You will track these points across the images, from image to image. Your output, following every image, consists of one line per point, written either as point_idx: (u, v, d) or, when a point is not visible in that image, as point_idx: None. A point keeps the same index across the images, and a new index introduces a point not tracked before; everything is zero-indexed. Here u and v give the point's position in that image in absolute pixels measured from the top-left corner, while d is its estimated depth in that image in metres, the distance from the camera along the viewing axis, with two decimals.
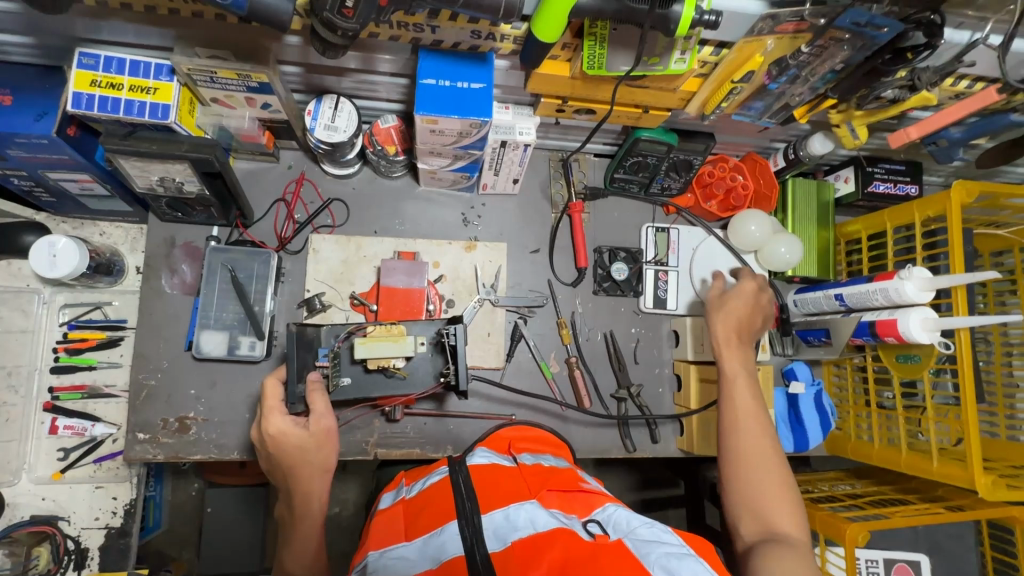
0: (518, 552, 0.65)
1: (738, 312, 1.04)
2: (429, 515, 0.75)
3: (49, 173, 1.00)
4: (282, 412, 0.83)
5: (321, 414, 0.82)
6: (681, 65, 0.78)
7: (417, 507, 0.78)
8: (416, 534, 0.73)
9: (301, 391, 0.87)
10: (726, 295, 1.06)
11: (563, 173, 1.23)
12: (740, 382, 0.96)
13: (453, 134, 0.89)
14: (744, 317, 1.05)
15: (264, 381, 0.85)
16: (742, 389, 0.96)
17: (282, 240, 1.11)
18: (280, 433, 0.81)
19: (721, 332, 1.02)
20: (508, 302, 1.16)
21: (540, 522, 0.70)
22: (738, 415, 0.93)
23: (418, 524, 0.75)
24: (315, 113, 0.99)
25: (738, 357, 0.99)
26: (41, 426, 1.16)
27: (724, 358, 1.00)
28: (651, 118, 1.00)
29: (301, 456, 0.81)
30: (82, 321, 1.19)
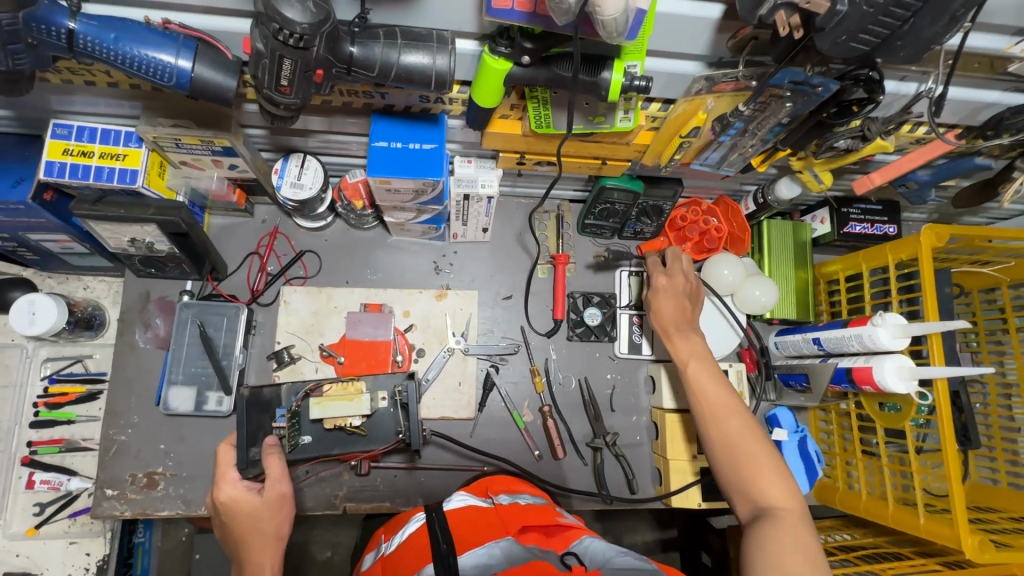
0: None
1: (666, 306, 1.04)
2: (407, 560, 0.71)
3: (30, 235, 1.04)
4: (237, 475, 0.82)
5: (277, 479, 0.81)
6: (626, 123, 0.78)
7: (393, 557, 0.74)
8: None
9: (255, 456, 0.87)
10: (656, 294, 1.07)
11: (554, 226, 1.24)
12: (693, 367, 0.94)
13: (409, 192, 0.90)
14: (675, 308, 1.04)
15: (216, 446, 0.84)
16: (700, 368, 0.94)
17: (254, 293, 1.13)
18: (234, 499, 0.80)
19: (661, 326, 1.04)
20: (479, 351, 1.15)
21: (515, 557, 0.68)
22: (700, 401, 0.90)
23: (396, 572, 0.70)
24: (281, 171, 1.01)
25: (683, 346, 0.99)
26: (19, 481, 1.17)
27: (673, 345, 1.00)
28: (611, 168, 1.00)
29: (251, 525, 0.79)
30: (62, 374, 1.21)
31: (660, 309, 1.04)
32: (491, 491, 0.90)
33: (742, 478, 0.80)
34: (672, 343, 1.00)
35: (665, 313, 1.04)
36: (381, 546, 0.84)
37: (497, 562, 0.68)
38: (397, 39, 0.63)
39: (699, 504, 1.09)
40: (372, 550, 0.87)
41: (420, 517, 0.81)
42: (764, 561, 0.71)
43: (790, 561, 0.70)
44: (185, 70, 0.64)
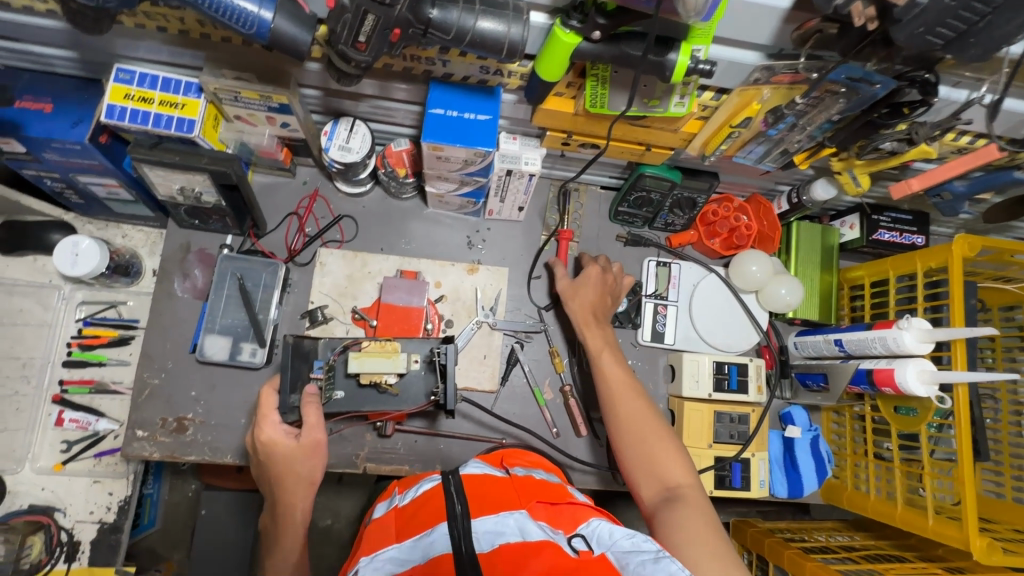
0: (506, 556, 0.64)
1: (589, 296, 1.12)
2: (423, 517, 0.73)
3: (80, 176, 1.06)
4: (276, 420, 0.88)
5: (313, 427, 0.86)
6: (680, 108, 0.80)
7: (409, 511, 0.77)
8: (407, 535, 0.73)
9: (294, 402, 0.91)
10: (578, 284, 1.14)
11: (560, 202, 1.24)
12: (603, 355, 1.05)
13: (458, 161, 0.92)
14: (596, 299, 1.13)
15: (260, 389, 0.88)
16: (609, 359, 1.04)
17: (291, 252, 1.15)
18: (269, 442, 0.86)
19: (579, 314, 1.11)
20: (506, 326, 1.17)
21: (529, 533, 0.68)
22: (610, 385, 1.01)
23: (410, 527, 0.73)
24: (331, 134, 1.03)
25: (598, 334, 1.09)
26: (48, 418, 1.20)
27: (586, 335, 1.09)
28: (654, 155, 1.02)
29: (287, 466, 0.86)
30: (96, 318, 1.24)
31: (582, 298, 1.12)
32: (507, 464, 0.89)
33: (648, 459, 0.90)
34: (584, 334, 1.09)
35: (586, 303, 1.12)
36: (395, 499, 0.85)
37: (508, 530, 0.69)
38: (476, 5, 0.65)
39: (711, 491, 1.11)
40: (386, 500, 0.89)
41: (435, 477, 0.82)
42: (675, 529, 0.78)
43: (694, 527, 0.77)
44: (265, 21, 0.67)
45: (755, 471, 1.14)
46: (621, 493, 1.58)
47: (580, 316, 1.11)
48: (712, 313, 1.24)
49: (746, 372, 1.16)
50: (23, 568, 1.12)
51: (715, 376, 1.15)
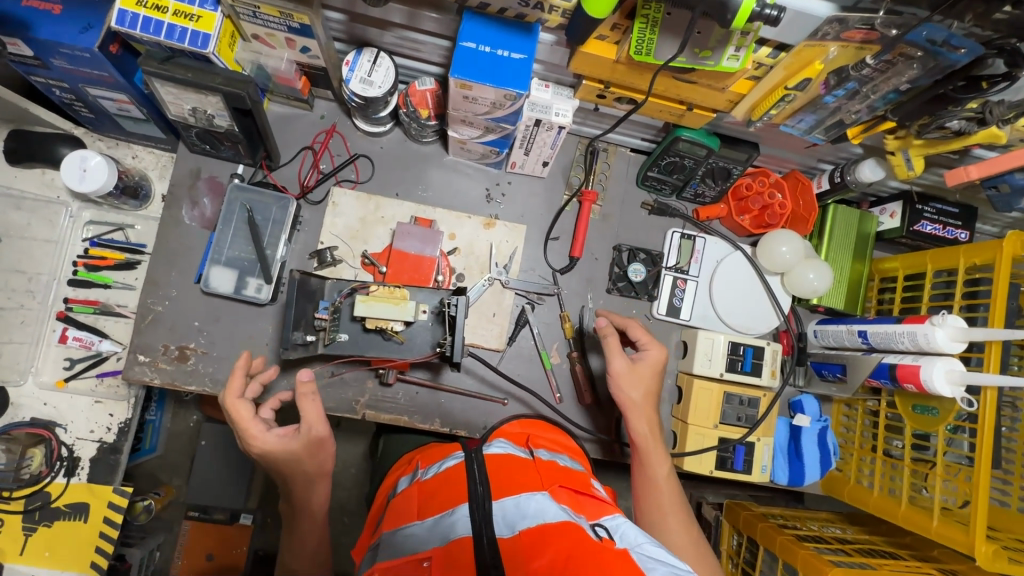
0: (525, 540, 0.63)
1: (649, 380, 1.00)
2: (444, 495, 0.73)
3: (89, 88, 1.02)
4: (263, 430, 0.86)
5: (313, 423, 0.87)
6: (733, 62, 0.74)
7: (431, 488, 0.76)
8: (428, 513, 0.72)
9: (297, 339, 0.91)
10: (637, 363, 1.01)
11: (587, 160, 1.18)
12: (653, 452, 0.96)
13: (486, 104, 0.86)
14: (652, 385, 1.01)
15: (226, 404, 0.86)
16: (658, 458, 0.95)
17: (304, 188, 1.10)
18: (268, 450, 0.86)
19: (637, 397, 0.99)
20: (519, 285, 1.13)
21: (548, 514, 0.67)
22: (656, 493, 0.92)
23: (431, 507, 0.73)
24: (352, 64, 0.97)
25: (650, 423, 0.98)
26: (53, 334, 1.20)
27: (639, 425, 0.97)
28: (694, 117, 0.95)
29: (294, 466, 0.88)
30: (104, 239, 1.22)
31: (642, 380, 1.00)
32: (531, 442, 0.87)
33: None
34: (634, 422, 0.98)
35: (644, 385, 1.00)
36: (418, 472, 0.85)
37: (527, 514, 0.68)
38: None
39: (710, 471, 1.09)
40: (409, 472, 0.89)
41: (459, 455, 0.82)
42: None
43: None
44: None
45: (758, 455, 1.11)
46: (616, 465, 1.57)
47: (633, 402, 0.98)
48: (734, 292, 1.19)
49: (761, 356, 1.12)
50: (24, 478, 1.15)
51: (728, 357, 1.11)
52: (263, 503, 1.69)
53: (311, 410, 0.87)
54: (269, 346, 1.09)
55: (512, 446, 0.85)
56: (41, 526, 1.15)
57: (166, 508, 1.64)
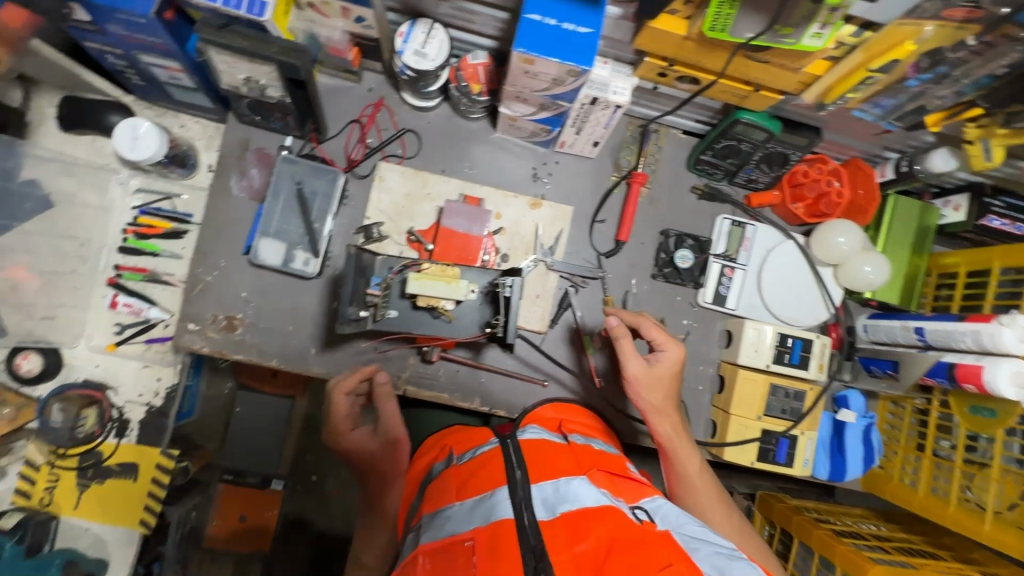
0: (568, 523, 0.63)
1: (668, 381, 0.96)
2: (481, 478, 0.72)
3: (142, 55, 1.02)
4: (350, 429, 1.00)
5: (394, 424, 1.00)
6: (815, 41, 0.70)
7: (467, 473, 0.76)
8: (467, 496, 0.71)
9: (352, 314, 0.89)
10: (653, 366, 0.95)
11: (638, 141, 1.15)
12: (680, 451, 0.94)
13: (546, 79, 0.83)
14: (670, 384, 0.96)
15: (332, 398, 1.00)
16: (688, 453, 0.94)
17: (351, 162, 1.10)
18: (353, 447, 0.98)
19: (655, 400, 0.95)
20: (563, 267, 1.12)
21: (586, 496, 0.66)
22: (692, 493, 0.91)
23: (471, 492, 0.72)
24: (407, 36, 0.95)
25: (672, 421, 0.96)
26: (103, 300, 1.23)
27: (661, 427, 0.95)
28: (759, 99, 0.91)
29: (376, 462, 0.98)
30: (152, 208, 1.23)
31: (660, 382, 0.95)
32: (564, 428, 0.86)
33: None
34: (655, 424, 0.96)
35: (663, 386, 0.95)
36: (452, 458, 0.84)
37: (567, 498, 0.67)
38: None
39: (751, 462, 1.08)
40: (443, 456, 0.88)
41: (494, 441, 0.81)
42: None
43: None
44: None
45: (801, 449, 1.10)
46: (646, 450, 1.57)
47: (653, 406, 0.95)
48: (783, 283, 1.16)
49: (810, 349, 1.10)
50: (78, 437, 1.18)
51: (776, 349, 1.09)
52: (295, 470, 1.75)
53: (390, 411, 1.01)
54: (315, 320, 1.10)
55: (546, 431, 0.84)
56: (93, 483, 1.20)
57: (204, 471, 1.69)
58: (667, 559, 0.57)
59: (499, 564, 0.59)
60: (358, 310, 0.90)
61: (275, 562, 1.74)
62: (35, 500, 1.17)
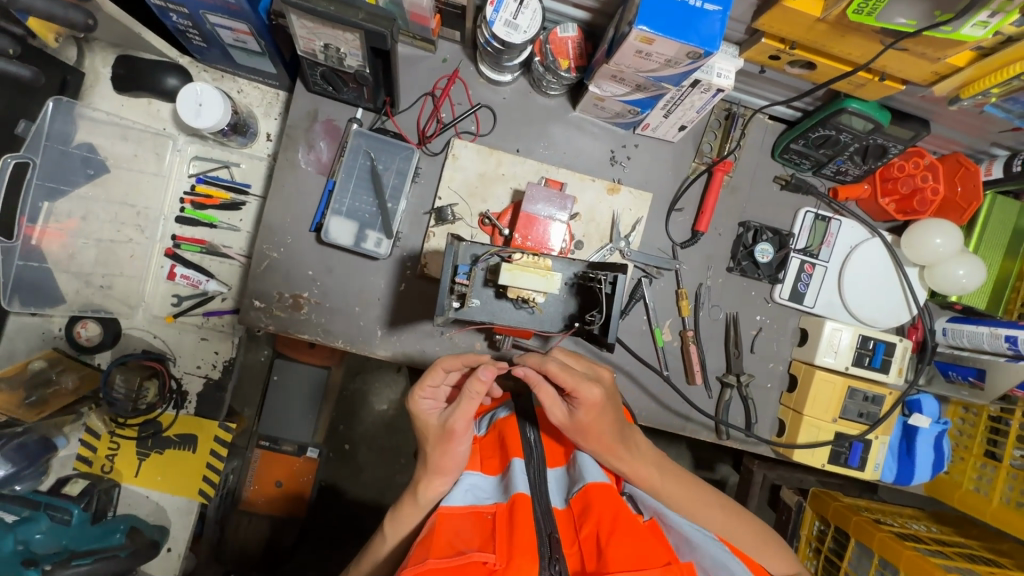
0: (577, 506, 0.73)
1: (598, 426, 0.75)
2: (502, 454, 0.81)
3: (210, 15, 0.95)
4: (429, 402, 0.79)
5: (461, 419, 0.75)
6: (976, 31, 0.65)
7: (487, 442, 0.85)
8: (490, 469, 0.80)
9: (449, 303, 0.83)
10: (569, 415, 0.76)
11: (724, 126, 1.09)
12: (649, 477, 0.81)
13: (659, 60, 0.77)
14: (603, 426, 0.76)
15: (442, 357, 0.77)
16: (649, 476, 0.81)
17: (424, 138, 1.05)
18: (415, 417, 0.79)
19: (594, 445, 0.78)
20: (639, 258, 1.08)
21: (591, 476, 0.76)
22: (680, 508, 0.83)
23: (492, 461, 0.81)
24: (498, 4, 0.88)
25: (629, 455, 0.79)
26: (161, 270, 1.20)
27: (620, 465, 0.80)
28: (878, 88, 0.84)
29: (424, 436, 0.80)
30: (209, 176, 1.19)
31: (589, 428, 0.76)
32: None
33: None
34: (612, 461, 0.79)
35: (596, 430, 0.76)
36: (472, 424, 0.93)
37: (574, 481, 0.78)
38: None
39: (822, 464, 1.07)
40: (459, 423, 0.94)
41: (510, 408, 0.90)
42: None
43: None
44: None
45: (873, 453, 1.08)
46: None
47: (600, 448, 0.78)
48: (866, 281, 1.11)
49: (892, 352, 1.06)
50: (140, 408, 1.19)
51: (857, 351, 1.06)
52: (328, 439, 1.72)
53: (468, 408, 0.75)
54: (381, 301, 1.07)
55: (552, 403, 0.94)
56: (153, 453, 1.21)
57: (238, 436, 1.62)
58: (663, 556, 0.66)
59: (519, 537, 0.65)
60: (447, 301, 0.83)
61: (310, 529, 1.69)
62: (97, 467, 1.19)
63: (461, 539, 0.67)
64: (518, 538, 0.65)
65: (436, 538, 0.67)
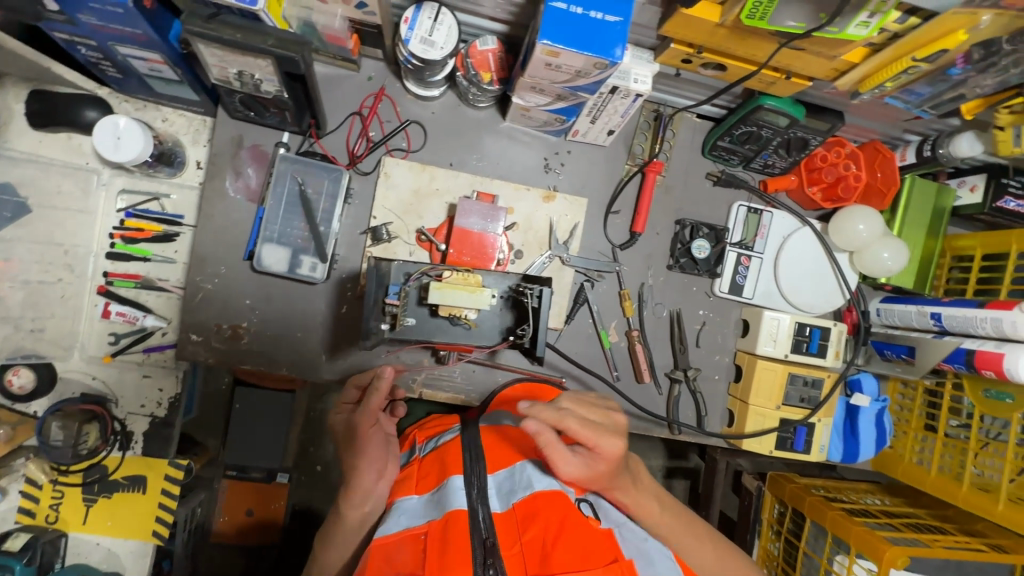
0: (519, 510, 0.69)
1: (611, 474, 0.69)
2: (441, 469, 0.78)
3: (119, 46, 0.92)
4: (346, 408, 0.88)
5: (369, 412, 0.81)
6: (861, 30, 0.67)
7: (427, 462, 0.83)
8: (426, 488, 0.78)
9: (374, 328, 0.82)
10: (579, 466, 0.68)
11: (652, 127, 1.11)
12: (649, 515, 0.78)
13: (569, 71, 0.78)
14: (616, 477, 0.70)
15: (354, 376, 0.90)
16: (647, 509, 0.78)
17: (353, 158, 1.04)
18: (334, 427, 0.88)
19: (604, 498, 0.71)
20: (579, 263, 1.09)
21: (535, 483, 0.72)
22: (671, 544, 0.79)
23: (432, 480, 0.78)
24: (412, 22, 0.87)
25: (627, 493, 0.75)
26: (94, 309, 1.16)
27: (624, 502, 0.76)
28: (787, 86, 0.87)
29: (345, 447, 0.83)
30: (139, 209, 1.16)
31: (598, 477, 0.69)
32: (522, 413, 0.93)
33: None
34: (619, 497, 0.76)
35: (605, 479, 0.70)
36: (417, 448, 0.90)
37: (519, 487, 0.73)
38: None
39: (770, 451, 1.09)
40: (408, 448, 0.93)
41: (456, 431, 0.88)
42: None
43: None
44: None
45: (818, 435, 1.11)
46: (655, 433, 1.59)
47: (609, 487, 0.74)
48: (800, 270, 1.15)
49: (828, 337, 1.10)
50: (82, 453, 1.14)
51: (794, 338, 1.09)
52: None
53: (373, 402, 0.81)
54: (324, 325, 1.06)
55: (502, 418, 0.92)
56: (101, 498, 1.17)
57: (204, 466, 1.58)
58: (609, 553, 0.63)
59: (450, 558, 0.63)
60: (379, 323, 0.83)
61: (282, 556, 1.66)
62: (41, 518, 1.15)
63: (391, 567, 0.66)
64: (451, 557, 0.63)
65: (368, 572, 0.67)
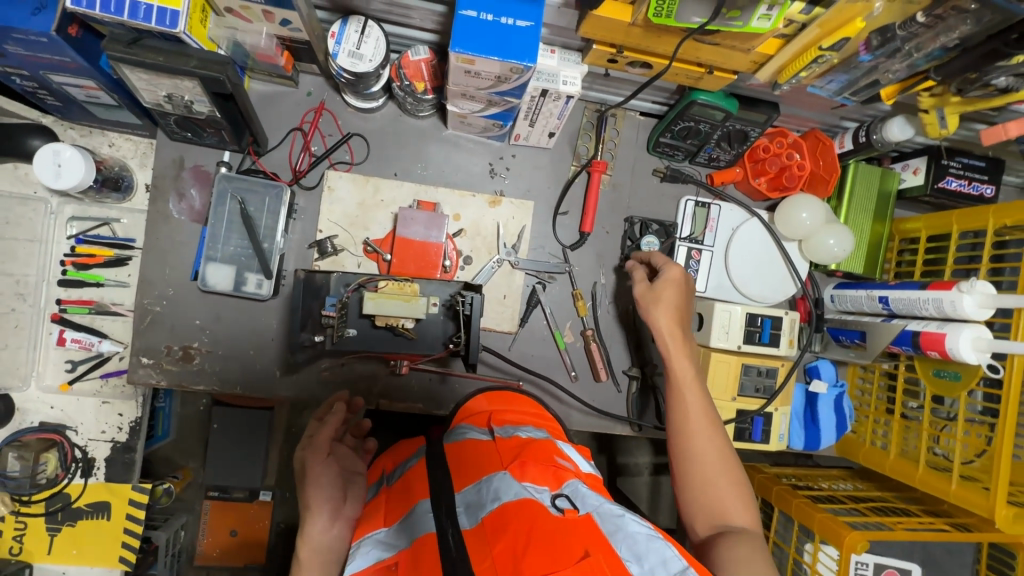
0: (486, 525, 0.55)
1: (672, 299, 0.93)
2: (411, 495, 0.65)
3: (52, 75, 0.92)
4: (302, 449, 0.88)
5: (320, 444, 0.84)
6: (764, 22, 0.68)
7: (395, 490, 0.71)
8: (393, 518, 0.65)
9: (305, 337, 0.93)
10: (658, 287, 0.94)
11: (595, 127, 1.12)
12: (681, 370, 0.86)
13: (490, 77, 0.79)
14: (678, 305, 0.93)
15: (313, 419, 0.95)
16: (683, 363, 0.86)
17: (296, 174, 1.04)
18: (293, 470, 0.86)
19: (663, 325, 0.90)
20: (528, 265, 1.09)
21: (504, 493, 0.58)
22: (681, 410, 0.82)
23: (400, 508, 0.65)
24: (339, 36, 0.88)
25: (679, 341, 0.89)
26: (50, 337, 1.15)
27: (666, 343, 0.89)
28: (713, 80, 0.87)
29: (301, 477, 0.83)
30: (90, 236, 1.16)
31: (664, 300, 0.92)
32: (494, 422, 0.79)
33: (705, 498, 0.74)
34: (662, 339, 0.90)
35: (670, 305, 0.92)
36: (384, 478, 0.80)
37: (487, 499, 0.59)
38: None
39: None
40: (376, 480, 0.83)
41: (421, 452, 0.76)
42: None
43: None
44: None
45: (775, 425, 1.12)
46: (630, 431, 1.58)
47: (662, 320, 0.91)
48: (750, 260, 1.15)
49: (779, 326, 1.09)
50: (41, 483, 1.16)
51: (746, 329, 1.08)
52: None
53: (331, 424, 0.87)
54: (276, 341, 1.06)
55: (472, 430, 0.77)
56: (64, 526, 1.17)
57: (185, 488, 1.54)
58: (580, 545, 0.50)
59: None
60: (314, 335, 0.93)
61: None
62: (5, 550, 1.15)
63: None
64: None
65: None
